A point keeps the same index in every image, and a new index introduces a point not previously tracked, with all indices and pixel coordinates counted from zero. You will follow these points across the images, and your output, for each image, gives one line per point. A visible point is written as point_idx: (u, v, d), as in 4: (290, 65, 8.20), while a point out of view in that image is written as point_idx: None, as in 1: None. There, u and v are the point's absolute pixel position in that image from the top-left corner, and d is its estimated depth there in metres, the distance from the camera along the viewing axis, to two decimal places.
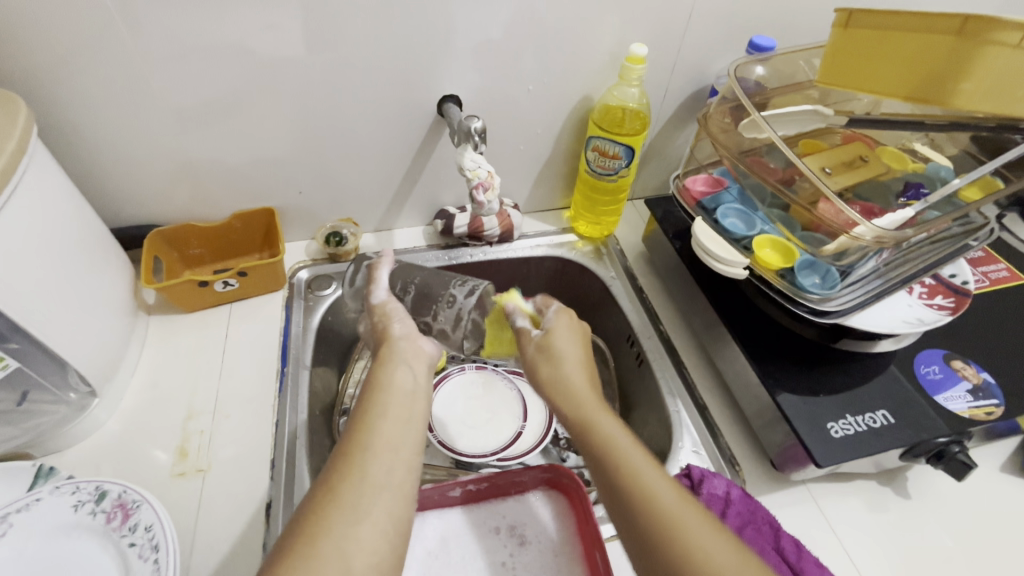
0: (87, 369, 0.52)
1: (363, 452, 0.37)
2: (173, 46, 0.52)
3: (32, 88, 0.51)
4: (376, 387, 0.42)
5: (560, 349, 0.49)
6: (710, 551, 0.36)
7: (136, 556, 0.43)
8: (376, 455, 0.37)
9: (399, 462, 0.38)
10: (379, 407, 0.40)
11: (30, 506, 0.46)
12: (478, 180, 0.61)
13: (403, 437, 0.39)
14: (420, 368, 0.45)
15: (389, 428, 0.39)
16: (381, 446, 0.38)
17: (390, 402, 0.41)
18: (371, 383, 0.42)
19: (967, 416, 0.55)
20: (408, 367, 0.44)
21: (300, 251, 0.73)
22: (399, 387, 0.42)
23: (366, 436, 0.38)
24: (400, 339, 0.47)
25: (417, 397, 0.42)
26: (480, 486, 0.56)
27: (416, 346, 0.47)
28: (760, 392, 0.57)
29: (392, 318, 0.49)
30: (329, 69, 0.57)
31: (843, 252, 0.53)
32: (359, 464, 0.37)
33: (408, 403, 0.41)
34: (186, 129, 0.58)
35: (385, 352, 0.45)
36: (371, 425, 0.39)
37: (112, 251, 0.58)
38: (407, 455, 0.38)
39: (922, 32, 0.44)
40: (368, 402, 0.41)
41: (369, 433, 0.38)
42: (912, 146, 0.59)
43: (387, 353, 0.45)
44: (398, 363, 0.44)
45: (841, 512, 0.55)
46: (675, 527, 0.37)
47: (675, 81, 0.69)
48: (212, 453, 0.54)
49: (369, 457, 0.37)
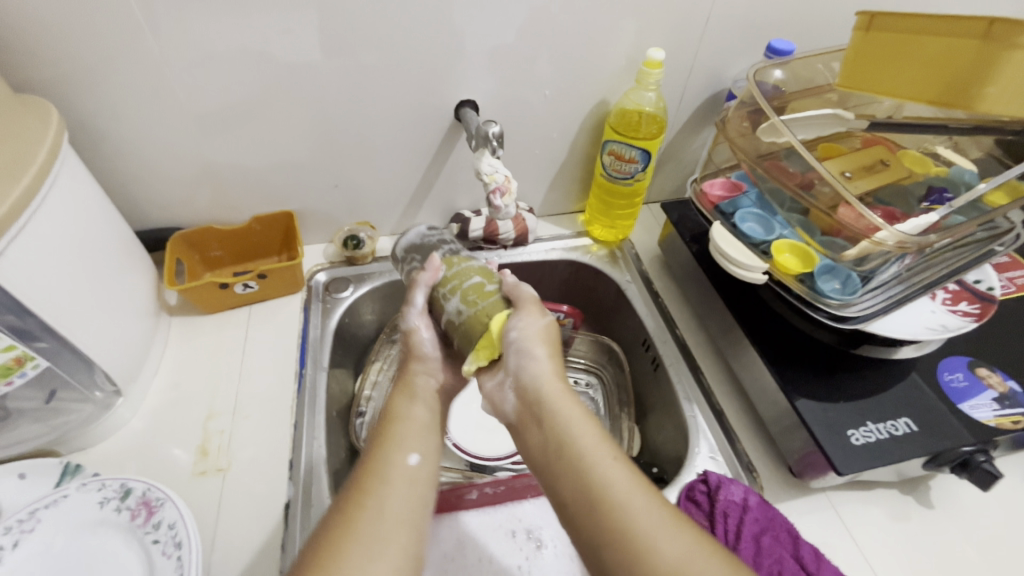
0: (113, 369, 0.53)
1: (379, 483, 0.38)
2: (198, 51, 0.53)
3: (63, 93, 0.52)
4: (392, 419, 0.44)
5: (525, 340, 0.44)
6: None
7: (160, 553, 0.44)
8: (391, 486, 0.38)
9: (414, 495, 0.38)
10: (393, 439, 0.42)
11: (58, 502, 0.47)
12: (495, 185, 0.61)
13: (420, 469, 0.40)
14: (438, 407, 0.47)
15: (400, 460, 0.40)
16: (394, 477, 0.39)
17: (407, 432, 0.42)
18: (389, 414, 0.45)
19: (993, 424, 0.54)
20: (425, 404, 0.46)
21: (318, 254, 0.74)
22: (414, 420, 0.44)
23: (379, 468, 0.39)
24: (418, 373, 0.49)
25: (432, 429, 0.44)
26: (497, 489, 0.57)
27: (433, 386, 0.48)
28: (778, 398, 0.57)
29: (415, 355, 0.50)
30: (348, 73, 0.58)
31: (865, 257, 0.52)
32: (375, 493, 0.38)
33: (423, 434, 0.43)
34: (209, 133, 0.59)
35: (404, 386, 0.47)
36: (386, 456, 0.40)
37: (136, 253, 0.59)
38: (421, 488, 0.39)
39: (952, 37, 0.43)
40: (386, 432, 0.43)
41: (384, 467, 0.39)
42: (934, 150, 0.59)
43: (404, 387, 0.47)
44: (416, 399, 0.46)
45: (861, 521, 0.54)
46: (634, 529, 0.34)
47: (692, 85, 0.69)
48: (232, 453, 0.55)
49: (385, 488, 0.38)
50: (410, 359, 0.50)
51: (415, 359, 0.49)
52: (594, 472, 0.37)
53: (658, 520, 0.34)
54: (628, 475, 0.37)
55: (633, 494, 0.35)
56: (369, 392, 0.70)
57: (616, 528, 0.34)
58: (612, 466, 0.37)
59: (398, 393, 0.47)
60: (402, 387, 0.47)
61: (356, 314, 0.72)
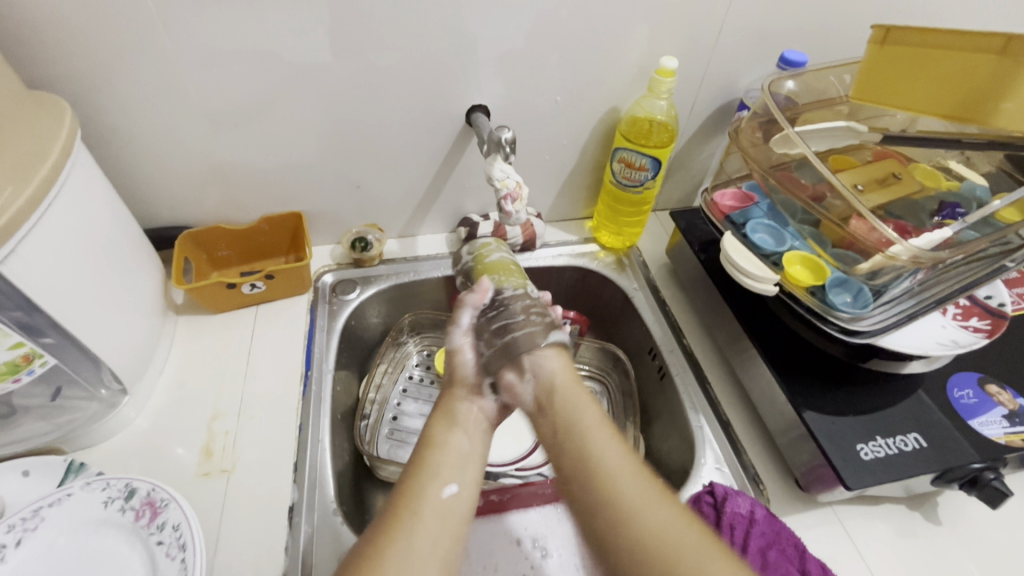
0: (119, 367, 0.53)
1: (412, 515, 0.39)
2: (211, 51, 0.53)
3: (77, 89, 0.52)
4: (429, 444, 0.45)
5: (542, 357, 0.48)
6: (681, 553, 0.35)
7: (164, 554, 0.44)
8: (424, 520, 0.39)
9: (444, 530, 0.39)
10: (428, 470, 0.43)
11: (61, 501, 0.47)
12: (506, 191, 0.61)
13: (452, 503, 0.41)
14: (477, 434, 0.47)
15: (434, 492, 0.41)
16: (427, 511, 0.40)
17: (444, 462, 0.43)
18: (426, 440, 0.46)
19: (1003, 442, 0.53)
20: (464, 432, 0.47)
21: (326, 255, 0.74)
22: (451, 449, 0.45)
23: (413, 498, 0.40)
24: (462, 398, 0.49)
25: (469, 460, 0.45)
26: (502, 496, 0.57)
27: (475, 411, 0.49)
28: (786, 410, 0.56)
29: (459, 379, 0.50)
30: (360, 75, 0.58)
31: (878, 271, 0.52)
32: (405, 526, 0.38)
33: (456, 467, 0.44)
34: (220, 132, 0.59)
35: (445, 409, 0.48)
36: (420, 490, 0.41)
37: (144, 251, 0.59)
38: (453, 525, 0.40)
39: (971, 52, 0.43)
40: (422, 458, 0.44)
41: (416, 499, 0.40)
42: (947, 164, 0.59)
43: (446, 409, 0.48)
44: (456, 424, 0.47)
45: (868, 536, 0.53)
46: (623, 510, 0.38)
47: (704, 94, 0.69)
48: (236, 454, 0.55)
49: (417, 521, 0.39)
50: (453, 381, 0.50)
51: (458, 381, 0.50)
52: (601, 459, 0.41)
53: (654, 509, 0.37)
54: (625, 459, 0.41)
55: (624, 473, 0.40)
56: (372, 395, 0.70)
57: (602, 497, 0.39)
58: (614, 454, 0.41)
59: (440, 415, 0.48)
60: (441, 413, 0.48)
61: (362, 316, 0.72)
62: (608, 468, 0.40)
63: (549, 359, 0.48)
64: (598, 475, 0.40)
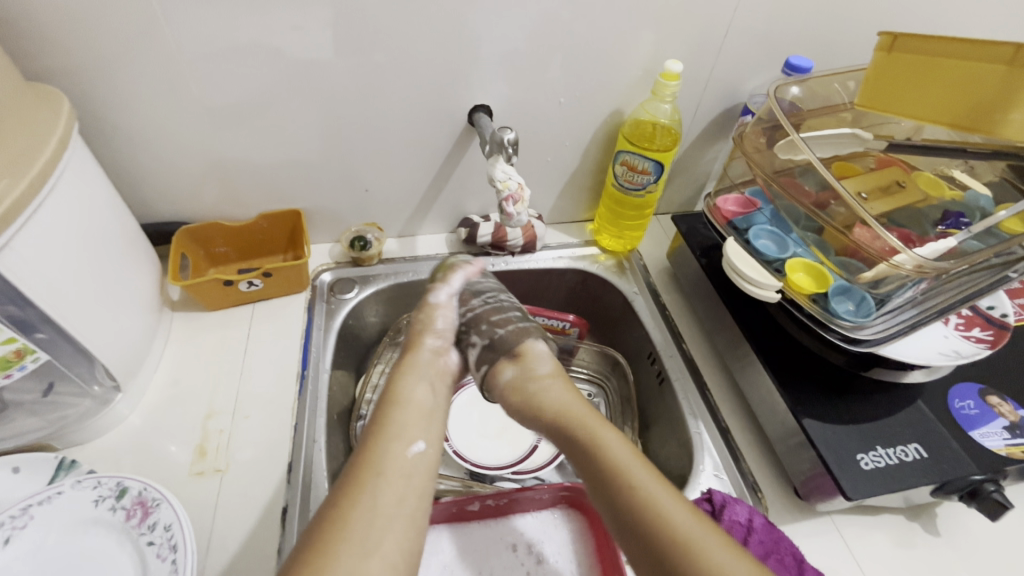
0: (114, 364, 0.53)
1: (376, 476, 0.39)
2: (210, 45, 0.52)
3: (76, 81, 0.52)
4: (393, 401, 0.45)
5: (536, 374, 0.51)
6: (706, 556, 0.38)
7: (155, 555, 0.43)
8: (388, 478, 0.39)
9: (409, 487, 0.39)
10: (393, 428, 0.42)
11: (52, 499, 0.46)
12: (507, 193, 0.60)
13: (416, 459, 0.41)
14: (440, 388, 0.48)
15: (399, 451, 0.41)
16: (392, 470, 0.40)
17: (408, 420, 0.43)
18: (390, 398, 0.45)
19: (1004, 454, 0.53)
20: (429, 390, 0.47)
21: (324, 253, 0.73)
22: (415, 407, 0.44)
23: (376, 458, 0.40)
24: (426, 353, 0.50)
25: (433, 416, 0.45)
26: (498, 501, 0.55)
27: (439, 364, 0.50)
28: (787, 418, 0.56)
29: (431, 330, 0.52)
30: (361, 72, 0.57)
31: (881, 280, 0.52)
32: (371, 486, 0.38)
33: (422, 422, 0.44)
34: (219, 127, 0.59)
35: (409, 362, 0.48)
36: (384, 449, 0.41)
37: (141, 247, 0.58)
38: (419, 480, 0.40)
39: (977, 61, 0.43)
40: (387, 414, 0.44)
41: (381, 459, 0.40)
42: (950, 172, 0.59)
43: (411, 365, 0.48)
44: (421, 380, 0.47)
45: (866, 546, 0.53)
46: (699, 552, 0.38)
47: (708, 98, 0.68)
48: (231, 453, 0.54)
49: (382, 480, 0.39)
50: (424, 332, 0.52)
51: (429, 330, 0.52)
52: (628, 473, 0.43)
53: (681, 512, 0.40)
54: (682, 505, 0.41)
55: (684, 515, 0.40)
56: (369, 395, 0.69)
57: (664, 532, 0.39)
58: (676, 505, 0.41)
59: (405, 369, 0.48)
60: (404, 369, 0.48)
61: (360, 315, 0.71)
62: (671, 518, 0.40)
63: (555, 389, 0.49)
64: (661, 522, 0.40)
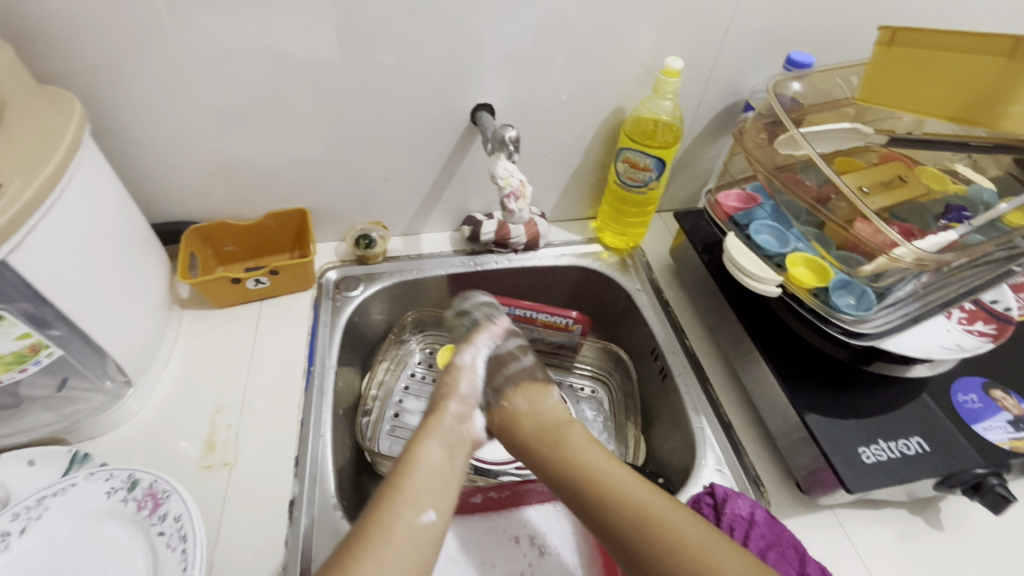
0: (125, 359, 0.54)
1: (384, 537, 0.41)
2: (217, 47, 0.53)
3: (87, 85, 0.53)
4: (408, 466, 0.47)
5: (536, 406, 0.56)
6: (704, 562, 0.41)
7: (165, 545, 0.44)
8: (395, 544, 0.41)
9: (414, 554, 0.41)
10: (405, 492, 0.45)
11: (66, 490, 0.47)
12: (510, 189, 0.61)
13: (424, 528, 0.43)
14: (459, 454, 0.51)
15: (410, 517, 0.43)
16: (398, 535, 0.42)
17: (421, 488, 0.46)
18: (405, 461, 0.48)
19: (1007, 447, 0.53)
20: (448, 457, 0.49)
21: (330, 252, 0.74)
22: (432, 471, 0.47)
23: (386, 520, 0.43)
24: (447, 416, 0.53)
25: (447, 482, 0.47)
26: (501, 493, 0.56)
27: (462, 431, 0.52)
28: (788, 412, 0.56)
29: (455, 395, 0.55)
30: (366, 72, 0.58)
31: (881, 273, 0.51)
32: (375, 548, 0.41)
33: (436, 491, 0.46)
34: (225, 128, 0.60)
35: (432, 426, 0.51)
36: (394, 509, 0.44)
37: (150, 246, 0.60)
38: (423, 551, 0.42)
39: (974, 55, 0.43)
40: (399, 475, 0.46)
41: (389, 522, 0.42)
42: (954, 167, 0.59)
43: (431, 429, 0.51)
44: (439, 446, 0.50)
45: (869, 539, 0.53)
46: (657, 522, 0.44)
47: (709, 95, 0.69)
48: (238, 447, 0.55)
49: (387, 544, 0.41)
50: (448, 397, 0.54)
51: (454, 395, 0.54)
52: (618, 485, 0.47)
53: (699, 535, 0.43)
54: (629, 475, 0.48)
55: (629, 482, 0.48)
56: (374, 391, 0.72)
57: (627, 513, 0.45)
58: (619, 472, 0.48)
59: (424, 433, 0.50)
60: (422, 433, 0.51)
61: (366, 312, 0.72)
62: (633, 498, 0.46)
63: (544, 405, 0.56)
64: (608, 490, 0.47)
